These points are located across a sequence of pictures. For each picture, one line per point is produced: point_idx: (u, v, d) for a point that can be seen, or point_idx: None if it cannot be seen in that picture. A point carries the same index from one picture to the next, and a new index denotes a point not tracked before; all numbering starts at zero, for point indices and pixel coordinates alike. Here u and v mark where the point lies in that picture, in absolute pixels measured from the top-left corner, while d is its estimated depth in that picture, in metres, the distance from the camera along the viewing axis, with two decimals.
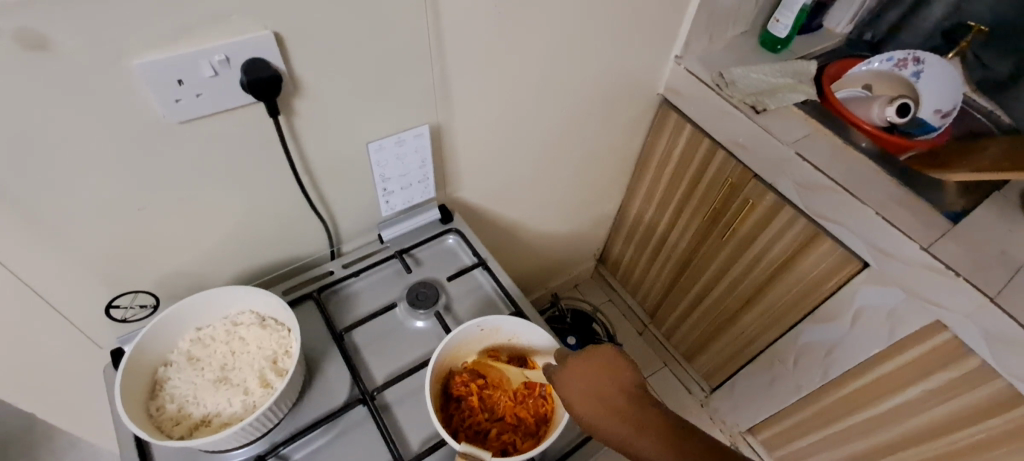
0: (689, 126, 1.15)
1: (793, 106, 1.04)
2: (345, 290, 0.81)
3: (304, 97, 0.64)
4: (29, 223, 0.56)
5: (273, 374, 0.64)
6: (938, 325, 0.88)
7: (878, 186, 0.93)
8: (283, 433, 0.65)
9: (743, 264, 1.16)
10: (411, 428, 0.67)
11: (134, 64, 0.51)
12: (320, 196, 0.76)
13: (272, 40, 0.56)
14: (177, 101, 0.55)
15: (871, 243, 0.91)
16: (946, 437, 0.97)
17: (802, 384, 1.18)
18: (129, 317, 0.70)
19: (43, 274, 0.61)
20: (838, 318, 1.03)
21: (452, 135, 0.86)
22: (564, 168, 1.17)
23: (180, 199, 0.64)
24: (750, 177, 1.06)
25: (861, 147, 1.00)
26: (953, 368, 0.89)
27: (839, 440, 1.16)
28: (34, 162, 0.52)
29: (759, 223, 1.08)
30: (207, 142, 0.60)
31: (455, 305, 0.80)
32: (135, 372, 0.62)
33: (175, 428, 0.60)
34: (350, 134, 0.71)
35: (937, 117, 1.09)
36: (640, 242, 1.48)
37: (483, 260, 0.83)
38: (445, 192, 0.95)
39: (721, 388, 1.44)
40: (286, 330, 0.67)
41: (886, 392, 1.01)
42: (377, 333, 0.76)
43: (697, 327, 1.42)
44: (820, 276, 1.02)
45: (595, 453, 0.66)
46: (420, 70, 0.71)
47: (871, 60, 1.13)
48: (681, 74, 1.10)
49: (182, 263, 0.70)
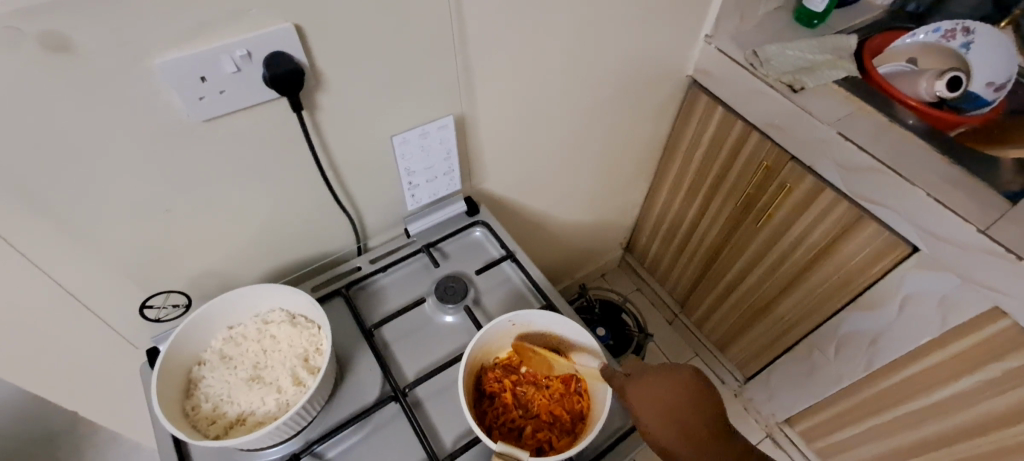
0: (721, 108, 1.10)
1: (833, 83, 0.99)
2: (373, 286, 0.80)
3: (327, 92, 0.62)
4: (63, 225, 0.56)
5: (305, 372, 0.64)
6: (996, 312, 0.83)
7: (928, 165, 0.87)
8: (317, 431, 0.65)
9: (779, 252, 1.12)
10: (443, 425, 0.66)
11: (157, 62, 0.50)
12: (346, 190, 0.75)
13: (293, 33, 0.55)
14: (200, 99, 0.54)
15: (921, 227, 0.86)
16: (1004, 430, 0.92)
17: (843, 373, 1.13)
18: (162, 317, 0.71)
19: (78, 275, 0.61)
20: (884, 305, 0.98)
21: (476, 125, 0.83)
22: (590, 155, 1.14)
23: (207, 199, 0.63)
24: (787, 159, 1.01)
25: (908, 124, 0.94)
26: (1013, 357, 0.85)
27: (884, 431, 1.12)
28: (65, 164, 0.52)
29: (796, 208, 1.04)
30: (232, 140, 0.60)
31: (484, 298, 0.78)
32: (170, 372, 0.62)
33: (211, 427, 0.60)
34: (374, 128, 0.70)
35: (990, 91, 1.02)
36: (669, 229, 1.44)
37: (511, 253, 0.82)
38: (470, 184, 0.93)
39: (756, 379, 1.40)
40: (316, 327, 0.66)
41: (937, 382, 0.97)
42: (407, 329, 0.75)
43: (730, 317, 1.37)
44: (864, 262, 0.97)
45: (632, 451, 0.64)
46: (442, 60, 0.69)
47: (916, 32, 1.06)
48: (712, 54, 1.06)
49: (212, 263, 0.70)
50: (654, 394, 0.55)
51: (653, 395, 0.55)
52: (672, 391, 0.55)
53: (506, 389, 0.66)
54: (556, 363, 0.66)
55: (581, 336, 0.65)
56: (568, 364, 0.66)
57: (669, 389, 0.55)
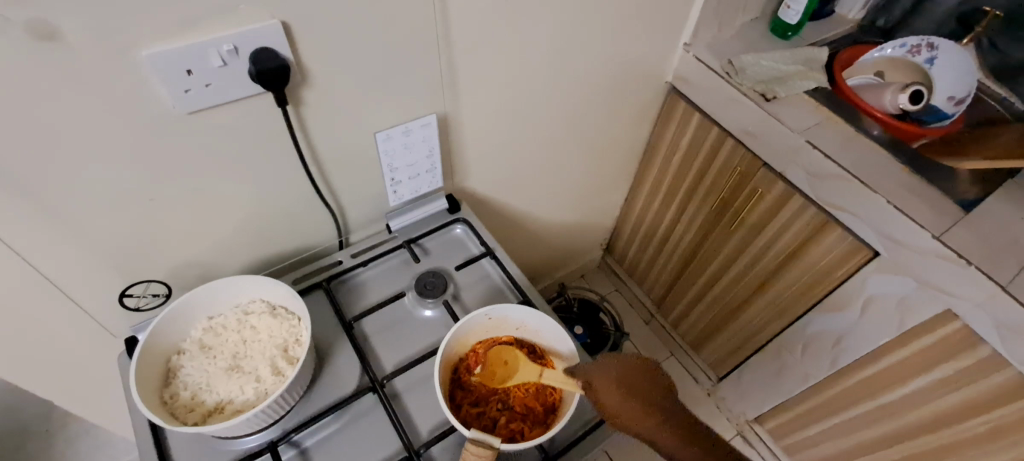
0: (698, 114, 1.14)
1: (803, 93, 1.03)
2: (354, 280, 0.81)
3: (313, 88, 0.64)
4: (44, 213, 0.56)
5: (284, 362, 0.64)
6: (949, 314, 0.88)
7: (889, 174, 0.92)
8: (295, 420, 0.66)
9: (751, 254, 1.17)
10: (420, 416, 0.68)
11: (144, 53, 0.51)
12: (329, 185, 0.76)
13: (280, 29, 0.56)
14: (186, 91, 0.55)
15: (881, 232, 0.91)
16: (954, 426, 0.97)
17: (809, 372, 1.18)
18: (142, 305, 0.71)
19: (58, 264, 0.61)
20: (848, 306, 1.03)
21: (459, 125, 0.85)
22: (571, 156, 1.16)
23: (190, 191, 0.64)
24: (759, 166, 1.06)
25: (873, 135, 0.99)
26: (963, 357, 0.90)
27: (847, 428, 1.16)
28: (47, 151, 0.53)
29: (767, 212, 1.08)
30: (217, 132, 0.61)
31: (463, 294, 0.80)
32: (149, 360, 0.62)
33: (189, 415, 0.60)
34: (358, 123, 0.71)
35: (950, 104, 1.07)
36: (648, 230, 1.47)
37: (491, 250, 0.84)
38: (452, 183, 0.95)
39: (728, 378, 1.44)
40: (296, 319, 0.67)
41: (895, 380, 1.02)
42: (387, 322, 0.76)
43: (705, 316, 1.41)
44: (830, 265, 1.02)
45: (604, 440, 0.66)
46: (427, 60, 0.71)
47: (884, 46, 1.12)
48: (690, 61, 1.09)
49: (194, 253, 0.71)
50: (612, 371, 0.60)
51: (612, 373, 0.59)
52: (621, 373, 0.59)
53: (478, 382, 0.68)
54: (521, 369, 0.66)
55: (561, 342, 0.68)
56: (535, 372, 0.65)
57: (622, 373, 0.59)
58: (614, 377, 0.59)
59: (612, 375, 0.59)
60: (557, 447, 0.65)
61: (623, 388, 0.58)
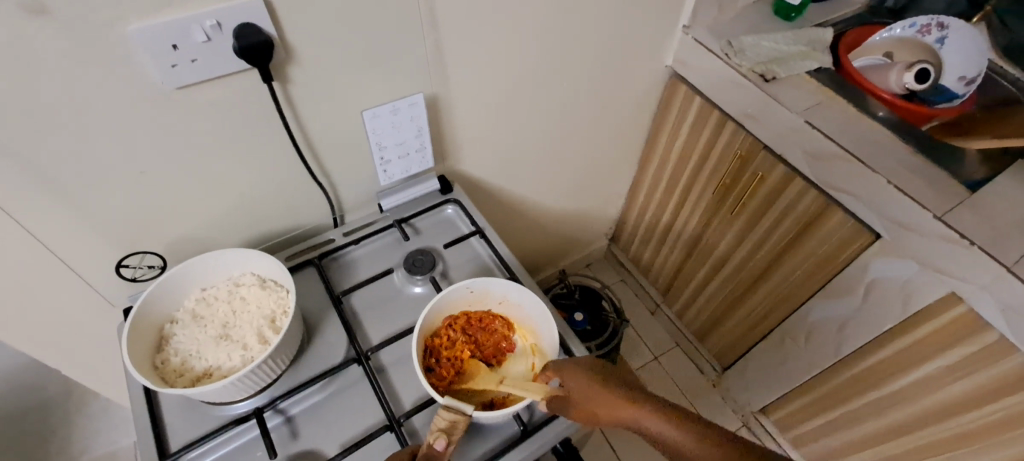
0: (699, 98, 1.13)
1: (804, 74, 1.01)
2: (345, 257, 0.83)
3: (299, 65, 0.66)
4: (43, 185, 0.59)
5: (271, 331, 0.66)
6: (953, 298, 0.85)
7: (891, 154, 0.90)
8: (282, 389, 0.68)
9: (753, 240, 1.15)
10: (404, 388, 0.69)
11: (131, 28, 0.53)
12: (320, 164, 0.78)
13: (262, 5, 0.58)
14: (173, 66, 0.57)
15: (881, 213, 0.88)
16: (961, 416, 0.94)
17: (813, 361, 1.16)
18: (139, 276, 0.74)
19: (59, 235, 0.64)
20: (850, 292, 1.00)
21: (451, 106, 0.87)
22: (569, 142, 1.16)
23: (183, 167, 0.67)
24: (759, 148, 1.04)
25: (877, 116, 0.96)
26: (969, 343, 0.87)
27: (853, 419, 1.14)
28: (43, 124, 0.55)
29: (768, 196, 1.06)
30: (206, 108, 0.63)
31: (451, 272, 0.81)
32: (142, 327, 0.65)
33: (179, 380, 0.63)
34: (345, 102, 0.73)
35: (961, 84, 1.04)
36: (653, 217, 1.46)
37: (480, 229, 0.84)
38: (447, 165, 0.96)
39: (733, 368, 1.42)
40: (284, 291, 0.69)
41: (900, 369, 0.99)
42: (375, 298, 0.78)
43: (709, 305, 1.39)
44: (831, 250, 1.00)
45: None
46: (414, 39, 0.73)
47: (892, 27, 1.08)
48: (689, 44, 1.08)
49: (189, 228, 0.73)
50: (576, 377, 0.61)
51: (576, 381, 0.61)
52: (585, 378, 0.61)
53: (472, 341, 0.70)
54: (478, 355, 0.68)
55: (542, 317, 0.69)
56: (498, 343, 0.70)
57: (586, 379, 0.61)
58: (579, 377, 0.61)
59: (576, 374, 0.61)
60: (535, 420, 0.65)
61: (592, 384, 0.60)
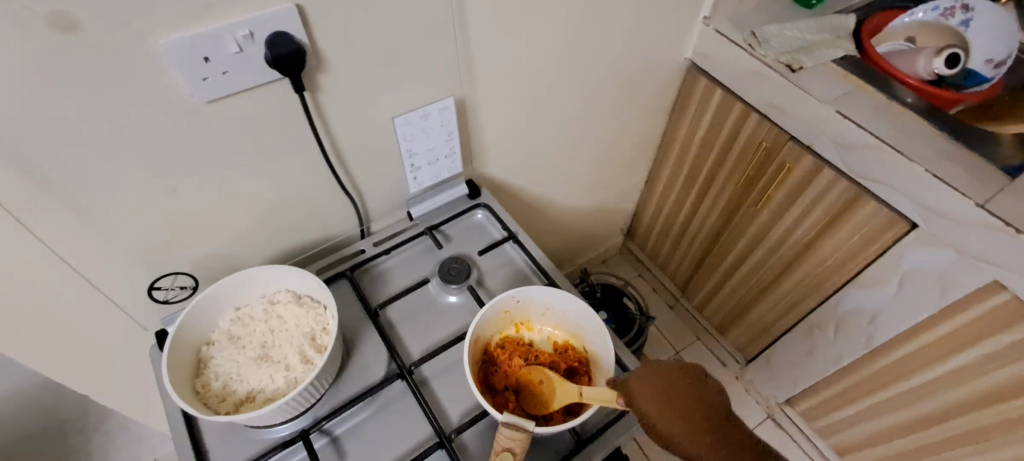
0: (720, 90, 1.11)
1: (830, 62, 0.99)
2: (377, 268, 0.81)
3: (329, 73, 0.63)
4: (71, 208, 0.57)
5: (312, 351, 0.64)
6: (995, 285, 0.84)
7: (925, 141, 0.88)
8: (325, 409, 0.66)
9: (778, 233, 1.14)
10: (450, 402, 0.67)
11: (162, 42, 0.51)
12: (349, 174, 0.75)
13: (295, 13, 0.55)
14: (203, 80, 0.54)
15: (918, 203, 0.87)
16: (1002, 404, 0.93)
17: (844, 352, 1.15)
18: (171, 298, 0.71)
19: (87, 259, 0.62)
20: (884, 282, 0.99)
21: (477, 108, 0.84)
22: (589, 139, 1.14)
23: (212, 184, 0.64)
24: (786, 140, 1.02)
25: (907, 102, 0.94)
26: (1011, 330, 0.86)
27: (885, 408, 1.13)
28: (72, 146, 0.53)
29: (796, 187, 1.05)
30: (236, 122, 0.60)
31: (487, 279, 0.79)
32: (180, 351, 0.62)
33: (221, 404, 0.61)
34: (374, 109, 0.70)
35: (989, 68, 1.02)
36: (671, 211, 1.44)
37: (514, 234, 0.82)
38: (472, 168, 0.94)
39: (757, 360, 1.41)
40: (322, 307, 0.67)
41: (936, 358, 0.98)
42: (411, 310, 0.76)
43: (732, 297, 1.38)
44: (864, 240, 0.98)
45: (636, 424, 0.65)
46: (443, 41, 0.70)
47: (915, 11, 1.07)
48: (711, 35, 1.06)
49: (218, 245, 0.71)
50: (652, 380, 0.55)
51: (654, 386, 0.54)
52: (666, 384, 0.54)
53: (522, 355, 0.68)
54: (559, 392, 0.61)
55: (590, 325, 0.67)
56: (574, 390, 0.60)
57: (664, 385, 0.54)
58: (657, 385, 0.54)
59: (653, 382, 0.55)
60: (589, 432, 0.64)
61: (666, 395, 0.53)
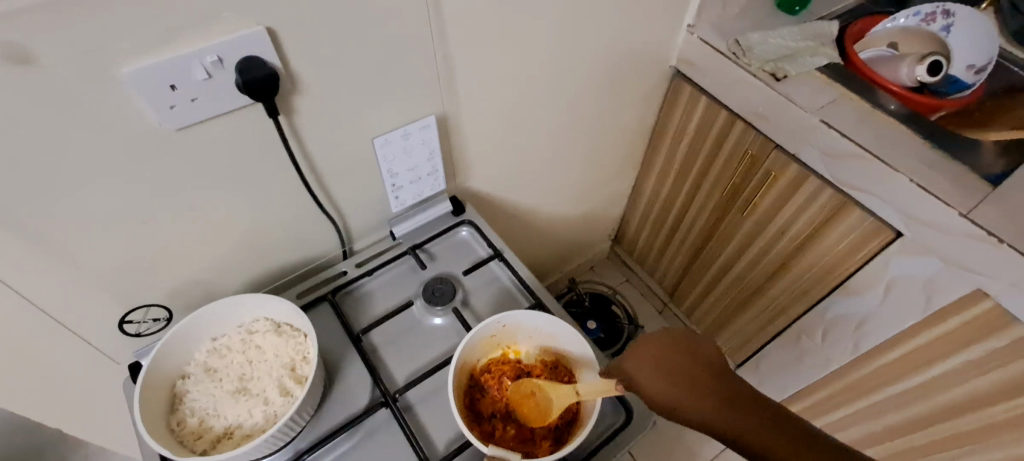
0: (705, 98, 1.10)
1: (814, 70, 0.99)
2: (359, 290, 0.79)
3: (304, 95, 0.61)
4: (34, 245, 0.54)
5: (292, 382, 0.63)
6: (979, 294, 0.84)
7: (909, 150, 0.88)
8: (307, 441, 0.64)
9: (764, 240, 1.14)
10: (436, 430, 0.66)
11: (124, 71, 0.48)
12: (328, 195, 0.73)
13: (266, 36, 0.53)
14: (171, 108, 0.52)
15: (903, 212, 0.87)
16: (987, 409, 0.94)
17: (831, 358, 1.15)
18: (143, 331, 0.69)
19: (54, 294, 0.59)
20: (870, 290, 0.99)
21: (459, 124, 0.82)
22: (574, 149, 1.13)
23: (184, 212, 0.62)
24: (771, 148, 1.02)
25: (889, 109, 0.94)
26: (996, 338, 0.86)
27: (872, 413, 1.13)
28: (32, 181, 0.50)
29: (782, 195, 1.04)
30: (208, 149, 0.58)
31: (472, 299, 0.78)
32: (153, 387, 0.60)
33: (197, 442, 0.59)
34: (353, 130, 0.68)
35: (970, 73, 1.02)
36: (658, 216, 1.43)
37: (499, 252, 0.81)
38: (455, 183, 0.92)
39: (746, 365, 1.41)
40: (302, 336, 0.65)
41: (921, 364, 0.98)
42: (395, 333, 0.74)
43: (720, 303, 1.38)
44: (850, 248, 0.98)
45: (623, 449, 0.64)
46: (422, 59, 0.68)
47: (896, 16, 1.07)
48: (694, 43, 1.05)
49: (194, 273, 0.69)
50: (643, 357, 0.53)
51: (647, 361, 0.53)
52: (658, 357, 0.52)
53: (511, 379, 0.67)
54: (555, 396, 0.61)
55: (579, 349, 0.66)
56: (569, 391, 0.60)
57: (655, 359, 0.52)
58: (651, 361, 0.52)
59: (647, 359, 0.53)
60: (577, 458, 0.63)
61: (660, 365, 0.52)
